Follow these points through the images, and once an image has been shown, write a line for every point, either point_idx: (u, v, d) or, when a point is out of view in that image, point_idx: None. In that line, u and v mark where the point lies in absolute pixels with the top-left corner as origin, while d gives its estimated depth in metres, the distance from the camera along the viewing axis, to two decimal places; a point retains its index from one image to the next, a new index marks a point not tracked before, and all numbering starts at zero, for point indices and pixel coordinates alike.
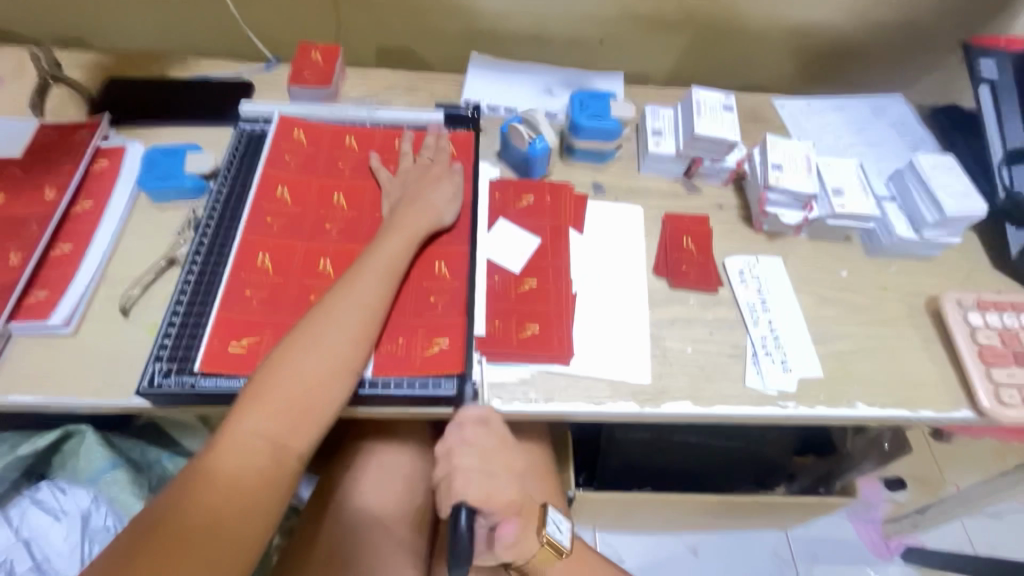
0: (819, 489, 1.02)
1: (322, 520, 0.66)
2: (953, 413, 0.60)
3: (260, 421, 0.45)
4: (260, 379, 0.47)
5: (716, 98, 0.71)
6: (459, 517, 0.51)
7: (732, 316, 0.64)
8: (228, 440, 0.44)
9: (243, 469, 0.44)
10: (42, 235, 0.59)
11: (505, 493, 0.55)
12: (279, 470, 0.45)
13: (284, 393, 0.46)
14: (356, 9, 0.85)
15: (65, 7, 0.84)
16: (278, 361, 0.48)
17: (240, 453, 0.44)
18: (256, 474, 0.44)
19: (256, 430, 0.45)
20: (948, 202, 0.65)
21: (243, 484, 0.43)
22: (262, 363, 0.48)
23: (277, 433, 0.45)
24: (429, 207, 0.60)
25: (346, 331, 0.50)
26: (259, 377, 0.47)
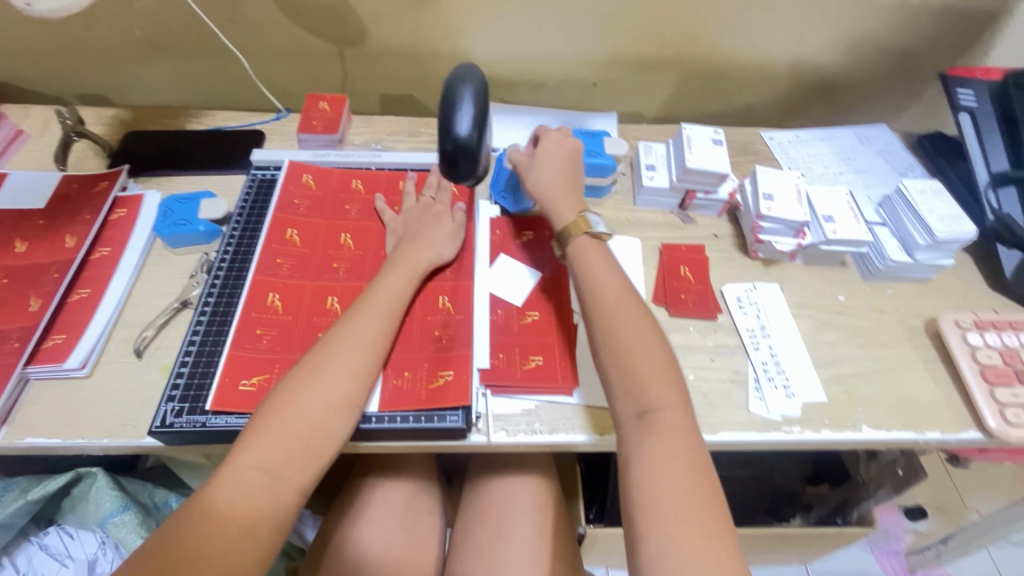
0: (837, 519, 1.00)
1: (323, 558, 0.65)
2: (960, 434, 0.60)
3: (262, 454, 0.46)
4: (263, 414, 0.48)
5: (705, 134, 0.74)
6: (459, 117, 0.54)
7: (732, 343, 0.65)
8: (229, 470, 0.45)
9: (245, 505, 0.43)
10: (61, 281, 0.61)
11: (555, 168, 0.66)
12: (278, 499, 0.45)
13: (286, 430, 0.47)
14: (363, 61, 0.90)
15: (91, 69, 0.90)
16: (281, 398, 0.49)
17: (242, 484, 0.44)
18: (258, 509, 0.44)
19: (257, 465, 0.45)
20: (937, 225, 0.67)
21: (242, 515, 0.43)
22: (266, 400, 0.49)
23: (278, 465, 0.46)
24: (430, 244, 0.63)
25: (350, 366, 0.52)
26: (262, 415, 0.48)
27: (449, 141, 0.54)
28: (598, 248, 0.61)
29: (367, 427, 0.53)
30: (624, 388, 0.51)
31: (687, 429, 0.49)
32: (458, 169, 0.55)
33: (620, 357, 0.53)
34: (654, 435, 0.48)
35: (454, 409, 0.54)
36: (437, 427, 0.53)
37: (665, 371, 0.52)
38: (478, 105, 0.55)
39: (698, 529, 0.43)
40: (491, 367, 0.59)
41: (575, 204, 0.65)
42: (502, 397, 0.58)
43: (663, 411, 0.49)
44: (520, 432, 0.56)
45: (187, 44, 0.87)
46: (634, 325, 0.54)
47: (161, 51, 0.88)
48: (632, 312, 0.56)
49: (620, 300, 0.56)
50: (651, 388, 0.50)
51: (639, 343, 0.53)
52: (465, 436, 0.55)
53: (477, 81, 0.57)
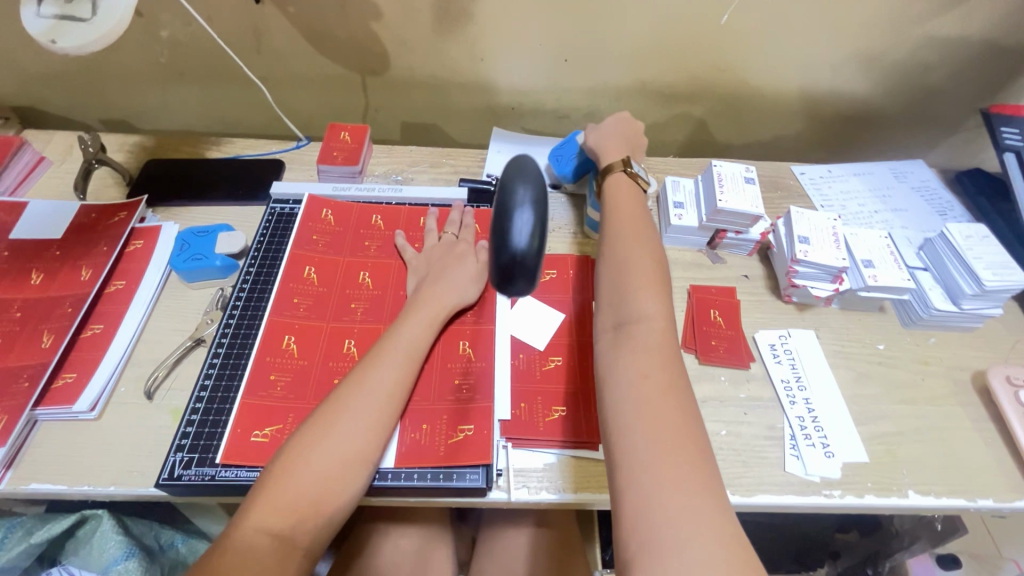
0: (866, 570, 0.95)
1: None
2: (1016, 503, 0.56)
3: (268, 514, 0.43)
4: (273, 472, 0.45)
5: (737, 171, 0.72)
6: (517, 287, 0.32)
7: (767, 395, 0.61)
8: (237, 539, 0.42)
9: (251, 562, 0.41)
10: (75, 317, 0.60)
11: (616, 132, 0.69)
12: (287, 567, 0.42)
13: (296, 488, 0.45)
14: (385, 90, 0.89)
15: (114, 95, 0.90)
16: (291, 451, 0.46)
17: (246, 549, 0.41)
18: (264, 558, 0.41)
19: (264, 522, 0.43)
20: (985, 273, 0.63)
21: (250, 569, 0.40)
22: (276, 456, 0.47)
23: (287, 525, 0.43)
24: (451, 287, 0.60)
25: (365, 418, 0.49)
26: (273, 467, 0.46)
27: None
28: (632, 185, 0.63)
29: (382, 484, 0.51)
30: (609, 301, 0.52)
31: (666, 341, 0.47)
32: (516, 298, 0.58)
33: (614, 269, 0.54)
34: (630, 344, 0.47)
35: (474, 466, 0.52)
36: (456, 485, 0.51)
37: (656, 283, 0.52)
38: (540, 208, 0.31)
39: (667, 430, 0.41)
40: (513, 419, 0.56)
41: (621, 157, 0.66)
42: (524, 451, 0.55)
43: (641, 324, 0.48)
44: (542, 490, 0.53)
45: (211, 71, 0.87)
46: (625, 248, 0.55)
47: (185, 78, 0.88)
48: (637, 230, 0.57)
49: (623, 224, 0.58)
50: (634, 302, 0.50)
51: (631, 257, 0.54)
52: (485, 493, 0.52)
53: (536, 183, 0.32)
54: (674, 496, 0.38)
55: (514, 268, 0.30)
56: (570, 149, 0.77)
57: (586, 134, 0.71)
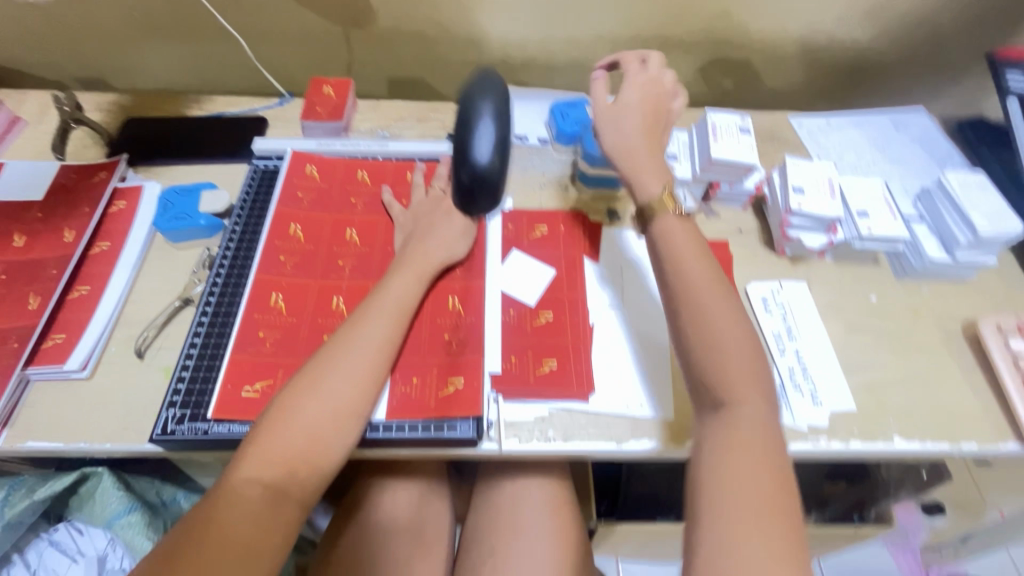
0: (853, 516, 0.99)
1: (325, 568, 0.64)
2: (999, 446, 0.57)
3: (259, 469, 0.44)
4: (262, 429, 0.46)
5: (732, 121, 0.69)
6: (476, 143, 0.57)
7: (757, 346, 0.62)
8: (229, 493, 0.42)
9: (243, 516, 0.42)
10: (60, 278, 0.59)
11: (636, 120, 0.59)
12: (277, 521, 0.43)
13: (285, 444, 0.45)
14: (368, 43, 0.86)
15: (87, 52, 0.87)
16: (281, 407, 0.46)
17: (237, 504, 0.42)
18: (254, 517, 0.42)
19: (255, 478, 0.43)
20: (981, 221, 0.62)
21: (244, 526, 0.41)
22: (265, 412, 0.47)
23: (279, 482, 0.44)
24: (440, 244, 0.60)
25: (352, 375, 0.49)
26: (263, 423, 0.46)
27: (467, 170, 0.58)
28: (682, 226, 0.53)
29: (374, 436, 0.51)
30: (705, 381, 0.46)
31: (767, 431, 0.44)
32: (477, 203, 0.60)
33: (703, 338, 0.47)
34: (726, 423, 0.44)
35: (464, 417, 0.52)
36: (447, 436, 0.51)
37: (755, 359, 0.46)
38: (494, 130, 0.58)
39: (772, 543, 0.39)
40: (504, 372, 0.56)
41: (652, 168, 0.56)
42: (515, 403, 0.55)
43: (743, 408, 0.44)
44: (533, 439, 0.54)
45: (186, 24, 0.83)
46: (718, 306, 0.48)
47: (159, 33, 0.84)
48: (726, 289, 0.50)
49: (698, 280, 0.49)
50: (735, 373, 0.45)
51: (725, 324, 0.47)
52: (476, 444, 0.53)
53: (492, 109, 0.59)
54: None
55: (478, 175, 0.58)
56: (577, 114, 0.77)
57: (600, 124, 0.60)
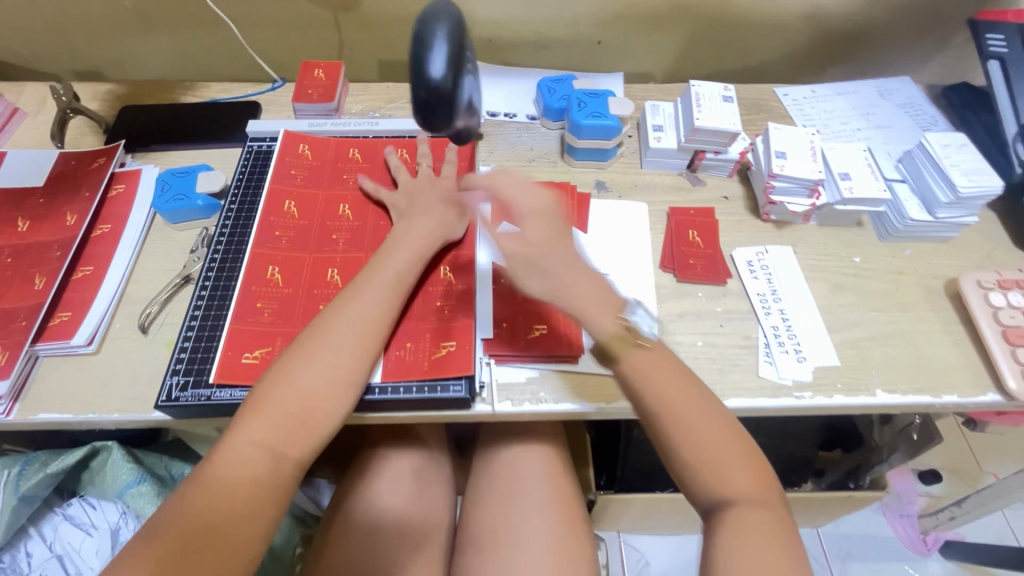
0: (849, 483, 1.01)
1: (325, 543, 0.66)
2: (979, 397, 0.58)
3: (259, 431, 0.46)
4: (260, 391, 0.47)
5: (715, 90, 0.72)
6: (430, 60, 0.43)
7: (742, 308, 0.63)
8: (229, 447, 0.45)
9: (244, 478, 0.44)
10: (64, 259, 0.61)
11: (557, 259, 0.50)
12: (276, 477, 0.45)
13: (283, 408, 0.47)
14: (357, 27, 0.87)
15: (82, 44, 0.88)
16: (278, 374, 0.48)
17: (238, 464, 0.44)
18: (255, 479, 0.44)
19: (254, 441, 0.45)
20: (960, 181, 0.64)
21: (246, 489, 0.43)
22: (264, 376, 0.49)
23: (277, 442, 0.46)
24: (435, 222, 0.61)
25: (347, 344, 0.51)
26: (259, 390, 0.48)
27: (423, 85, 0.43)
28: (651, 357, 0.48)
29: (372, 398, 0.53)
30: (701, 487, 0.47)
31: (771, 519, 0.45)
32: (435, 120, 0.45)
33: (688, 451, 0.47)
34: (735, 527, 0.45)
35: (458, 377, 0.54)
36: (441, 396, 0.53)
37: (744, 454, 0.47)
38: (451, 46, 0.44)
39: None
40: (495, 337, 0.58)
41: (600, 309, 0.49)
42: (506, 366, 0.57)
43: (743, 505, 0.45)
44: (525, 401, 0.56)
45: (178, 13, 0.85)
46: (705, 426, 0.47)
47: (152, 23, 0.86)
48: (699, 393, 0.48)
49: (672, 406, 0.47)
50: (733, 482, 0.46)
51: (704, 433, 0.47)
52: (470, 405, 0.55)
53: (449, 24, 0.44)
54: None
55: (432, 94, 0.44)
56: (563, 90, 0.78)
57: (519, 278, 0.51)
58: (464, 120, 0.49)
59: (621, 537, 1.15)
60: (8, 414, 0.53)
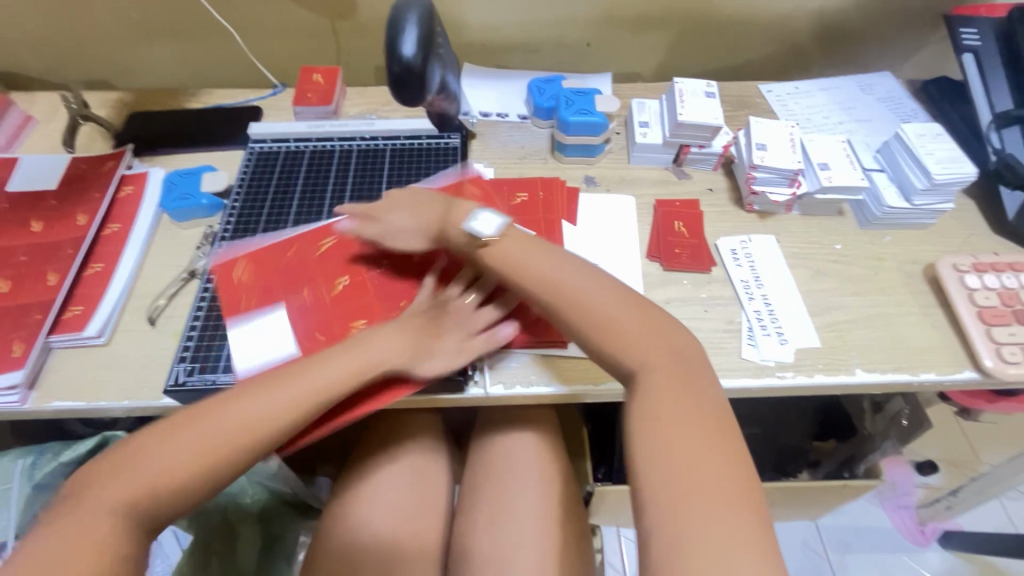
0: (844, 474, 1.01)
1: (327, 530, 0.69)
2: (956, 375, 0.60)
3: (121, 496, 0.44)
4: (139, 451, 0.46)
5: (698, 87, 0.75)
6: (401, 43, 0.60)
7: (726, 294, 0.65)
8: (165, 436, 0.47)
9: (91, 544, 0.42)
10: (76, 256, 0.64)
11: (407, 220, 0.62)
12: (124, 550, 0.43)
13: (155, 472, 0.45)
14: (354, 34, 0.90)
15: (91, 55, 0.92)
16: (167, 433, 0.47)
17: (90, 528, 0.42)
18: (106, 545, 0.42)
19: (115, 505, 0.43)
20: (934, 167, 0.66)
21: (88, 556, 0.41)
22: (146, 432, 0.48)
23: (140, 508, 0.44)
24: (395, 350, 0.55)
25: (254, 408, 0.49)
26: (140, 448, 0.46)
27: (396, 62, 0.60)
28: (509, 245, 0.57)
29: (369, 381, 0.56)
30: (612, 354, 0.51)
31: (679, 378, 0.49)
32: (405, 90, 0.62)
33: (591, 319, 0.52)
34: (645, 387, 0.49)
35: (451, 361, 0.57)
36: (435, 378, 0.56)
37: (646, 321, 0.52)
38: (419, 31, 0.61)
39: (693, 454, 0.44)
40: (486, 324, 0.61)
41: (452, 231, 0.60)
42: (498, 351, 0.60)
43: (651, 364, 0.50)
44: (516, 384, 0.58)
45: (183, 23, 0.88)
46: (588, 292, 0.53)
47: (158, 33, 0.89)
48: (595, 275, 0.55)
49: (559, 289, 0.54)
50: (635, 344, 0.51)
51: (601, 299, 0.53)
52: (464, 388, 0.57)
53: (418, 14, 0.62)
54: (716, 514, 0.41)
55: (402, 69, 0.61)
56: (552, 90, 0.81)
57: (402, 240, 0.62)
58: (434, 89, 0.66)
59: (620, 531, 1.17)
60: (24, 403, 0.56)
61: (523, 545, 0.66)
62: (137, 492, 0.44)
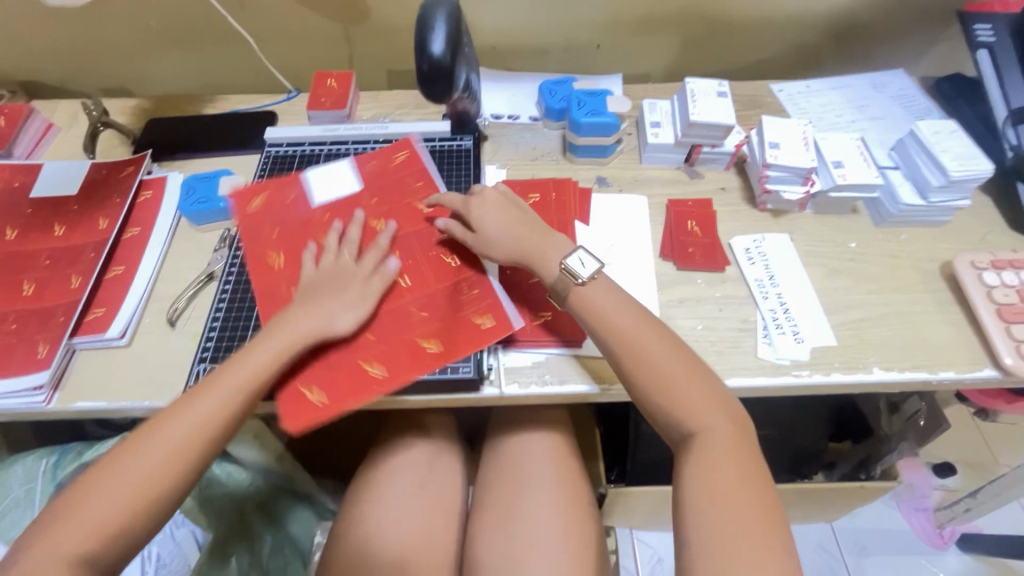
0: (860, 475, 1.00)
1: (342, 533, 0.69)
2: (976, 373, 0.60)
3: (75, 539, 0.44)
4: (88, 484, 0.47)
5: (709, 87, 0.75)
6: (432, 41, 0.61)
7: (741, 293, 0.65)
8: (186, 407, 0.50)
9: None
10: (98, 259, 0.65)
11: (502, 238, 0.61)
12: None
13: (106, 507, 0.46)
14: (367, 39, 0.91)
15: (111, 63, 0.94)
16: (114, 460, 0.48)
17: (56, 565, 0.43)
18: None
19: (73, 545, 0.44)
20: (951, 164, 0.65)
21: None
22: (93, 464, 0.48)
23: (103, 542, 0.45)
24: (320, 312, 0.56)
25: (192, 424, 0.50)
26: (89, 482, 0.47)
27: (425, 60, 0.61)
28: (598, 291, 0.57)
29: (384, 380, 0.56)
30: (667, 418, 0.52)
31: (736, 447, 0.49)
32: (435, 87, 0.63)
33: (651, 378, 0.53)
34: (700, 455, 0.49)
35: (465, 360, 0.57)
36: (450, 377, 0.56)
37: (705, 388, 0.52)
38: (448, 29, 0.62)
39: (746, 532, 0.44)
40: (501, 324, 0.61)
41: (543, 258, 0.59)
42: (513, 351, 0.60)
43: (708, 431, 0.50)
44: (531, 383, 0.58)
45: (200, 31, 0.90)
46: (654, 349, 0.54)
47: (175, 41, 0.91)
48: (656, 331, 0.55)
49: (627, 337, 0.54)
50: (694, 410, 0.51)
51: (663, 359, 0.53)
52: (479, 388, 0.58)
53: (447, 13, 0.63)
54: None
55: (433, 66, 0.62)
56: (563, 91, 0.82)
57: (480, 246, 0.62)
58: (459, 88, 0.67)
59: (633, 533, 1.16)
60: (49, 403, 0.57)
61: (538, 547, 0.65)
62: (100, 524, 0.45)
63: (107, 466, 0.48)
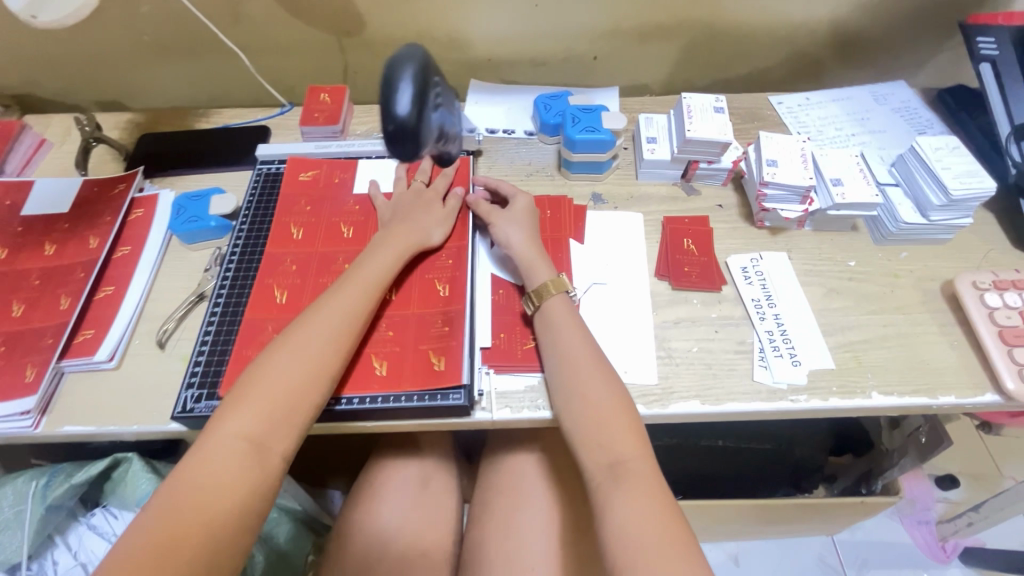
0: (861, 489, 0.99)
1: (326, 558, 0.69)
2: (977, 397, 0.58)
3: (246, 423, 0.47)
4: (243, 385, 0.49)
5: (707, 102, 0.73)
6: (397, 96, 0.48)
7: (737, 314, 0.64)
8: (339, 294, 0.56)
9: (228, 474, 0.45)
10: (87, 280, 0.65)
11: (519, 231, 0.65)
12: (260, 471, 0.46)
13: (266, 393, 0.48)
14: (361, 51, 0.91)
15: (105, 76, 0.93)
16: (268, 358, 0.51)
17: (223, 458, 0.45)
18: (238, 472, 0.45)
19: (242, 430, 0.47)
20: (953, 183, 0.64)
21: (229, 482, 0.44)
22: (246, 370, 0.51)
23: (261, 434, 0.47)
24: (417, 227, 0.64)
25: (333, 337, 0.53)
26: (251, 375, 0.50)
27: (389, 122, 0.49)
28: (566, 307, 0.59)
29: (373, 407, 0.55)
30: (592, 443, 0.52)
31: (656, 476, 0.50)
32: (404, 152, 0.50)
33: (582, 404, 0.53)
34: (623, 481, 0.49)
35: (454, 388, 0.56)
36: (440, 404, 0.55)
37: (629, 418, 0.53)
38: (416, 88, 0.49)
39: (664, 553, 0.44)
40: (493, 347, 0.60)
41: (541, 263, 0.62)
42: (505, 374, 0.59)
43: (630, 458, 0.50)
44: (523, 408, 0.57)
45: (192, 44, 0.89)
46: (591, 381, 0.54)
47: (168, 54, 0.91)
48: (593, 360, 0.56)
49: (570, 359, 0.56)
50: (617, 438, 0.51)
51: (597, 386, 0.54)
52: (470, 413, 0.57)
53: (415, 69, 0.49)
54: None
55: (397, 129, 0.48)
56: (559, 106, 0.81)
57: (498, 228, 0.65)
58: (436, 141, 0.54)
59: None
60: (36, 428, 0.57)
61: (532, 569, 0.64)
62: (269, 410, 0.48)
63: (272, 356, 0.51)
